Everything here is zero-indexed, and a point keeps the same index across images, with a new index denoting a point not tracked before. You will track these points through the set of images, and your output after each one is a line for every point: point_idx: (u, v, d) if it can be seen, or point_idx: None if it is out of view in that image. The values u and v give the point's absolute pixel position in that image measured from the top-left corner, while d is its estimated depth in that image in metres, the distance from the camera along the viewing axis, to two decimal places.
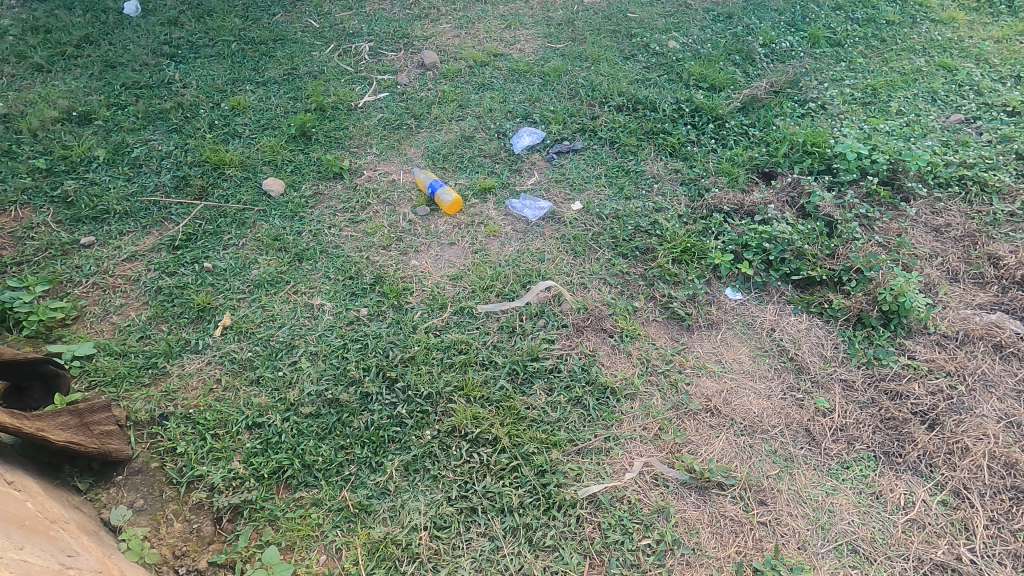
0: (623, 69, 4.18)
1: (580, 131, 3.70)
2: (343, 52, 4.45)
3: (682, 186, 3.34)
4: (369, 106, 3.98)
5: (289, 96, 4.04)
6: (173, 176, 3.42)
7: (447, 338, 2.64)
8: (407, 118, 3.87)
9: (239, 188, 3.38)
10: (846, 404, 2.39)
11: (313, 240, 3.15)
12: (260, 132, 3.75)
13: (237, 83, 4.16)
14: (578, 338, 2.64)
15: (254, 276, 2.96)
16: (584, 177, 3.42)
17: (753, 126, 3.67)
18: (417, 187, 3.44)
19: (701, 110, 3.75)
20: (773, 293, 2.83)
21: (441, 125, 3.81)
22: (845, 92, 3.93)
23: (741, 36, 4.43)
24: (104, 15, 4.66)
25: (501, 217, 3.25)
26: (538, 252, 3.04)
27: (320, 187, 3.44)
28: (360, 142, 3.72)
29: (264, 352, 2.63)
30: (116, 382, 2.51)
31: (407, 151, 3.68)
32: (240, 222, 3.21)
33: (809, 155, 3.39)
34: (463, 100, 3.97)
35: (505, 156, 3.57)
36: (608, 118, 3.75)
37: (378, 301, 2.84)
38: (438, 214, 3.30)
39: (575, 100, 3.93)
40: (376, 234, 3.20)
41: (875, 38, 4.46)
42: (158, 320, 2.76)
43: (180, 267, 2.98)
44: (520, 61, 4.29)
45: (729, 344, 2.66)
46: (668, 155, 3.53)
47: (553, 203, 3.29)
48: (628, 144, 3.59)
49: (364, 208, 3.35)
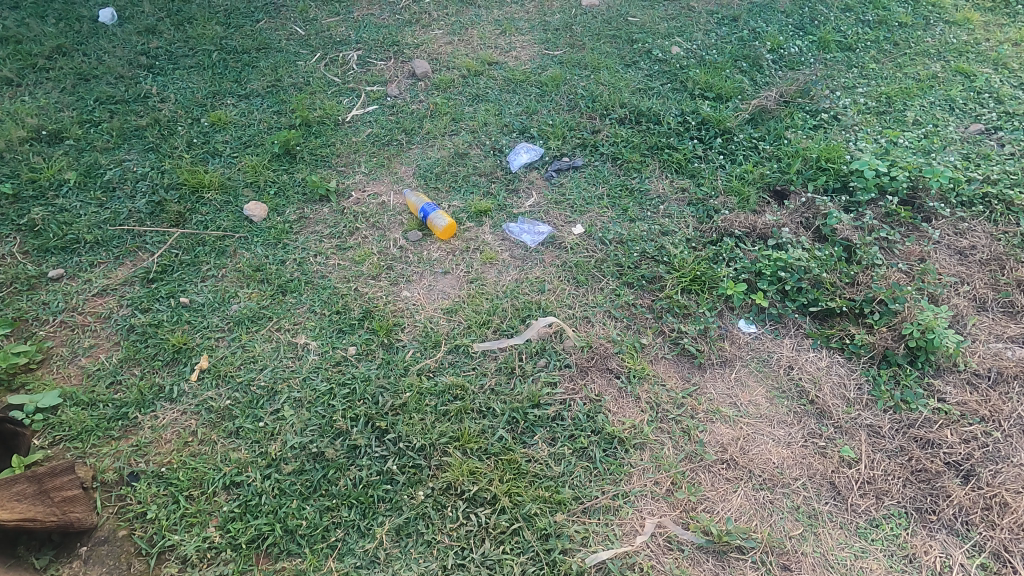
0: (624, 77, 3.97)
1: (581, 147, 3.50)
2: (330, 62, 4.23)
3: (689, 206, 3.15)
4: (358, 120, 3.77)
5: (272, 111, 3.83)
6: (148, 201, 3.21)
7: (441, 382, 2.45)
8: (397, 133, 3.66)
9: (219, 213, 3.18)
10: (873, 453, 2.22)
11: (298, 270, 2.96)
12: (242, 151, 3.54)
13: (218, 96, 3.94)
14: (582, 380, 2.45)
15: (234, 311, 2.76)
16: (586, 197, 3.23)
17: (763, 139, 3.47)
18: (409, 210, 3.25)
19: (707, 122, 3.55)
20: (789, 326, 2.64)
21: (433, 141, 3.61)
22: (858, 101, 3.74)
23: (747, 41, 4.23)
24: (78, 24, 4.42)
25: (498, 243, 3.05)
26: (537, 282, 2.85)
27: (305, 210, 3.24)
28: (348, 160, 3.52)
29: (244, 398, 2.44)
30: (83, 436, 2.31)
31: (398, 169, 3.47)
32: (220, 250, 3.01)
33: (823, 172, 3.20)
34: (457, 113, 3.77)
35: (501, 174, 3.37)
36: (610, 132, 3.55)
37: (367, 339, 2.65)
38: (431, 239, 3.10)
39: (575, 112, 3.73)
40: (365, 262, 3.00)
41: (887, 41, 4.26)
42: (130, 363, 2.56)
43: (154, 303, 2.78)
44: (516, 70, 4.08)
45: (744, 384, 2.48)
46: (674, 172, 3.33)
47: (553, 226, 3.09)
48: (631, 161, 3.39)
49: (352, 233, 3.15)
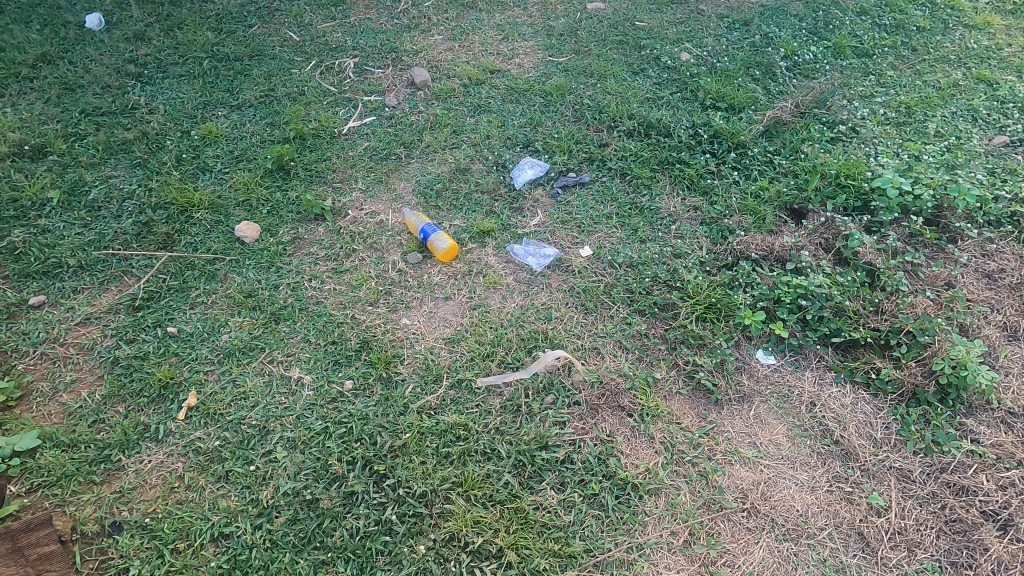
0: (632, 86, 3.82)
1: (587, 161, 3.35)
2: (326, 70, 4.07)
3: (702, 226, 3.00)
4: (354, 132, 3.62)
5: (265, 122, 3.67)
6: (135, 221, 3.06)
7: (443, 421, 2.31)
8: (395, 146, 3.51)
9: (209, 234, 3.03)
10: (903, 500, 2.08)
11: (292, 296, 2.82)
12: (234, 166, 3.39)
13: (209, 107, 3.79)
14: (593, 418, 2.32)
15: (224, 342, 2.62)
16: (593, 216, 3.08)
17: (778, 154, 3.32)
18: (408, 229, 3.10)
19: (720, 135, 3.39)
20: (810, 358, 2.50)
21: (434, 154, 3.46)
22: (877, 111, 3.58)
23: (759, 47, 4.07)
24: (63, 30, 4.26)
25: (502, 266, 2.91)
26: (544, 309, 2.70)
27: (299, 230, 3.10)
28: (345, 176, 3.37)
29: (235, 439, 2.31)
30: (62, 482, 2.18)
31: (396, 185, 3.33)
32: (210, 275, 2.87)
33: (843, 189, 3.05)
34: (458, 125, 3.61)
35: (505, 191, 3.22)
36: (618, 146, 3.39)
37: (364, 372, 2.51)
38: (432, 261, 2.96)
39: (581, 124, 3.58)
40: (362, 287, 2.86)
41: (905, 46, 4.10)
42: (114, 400, 2.43)
43: (140, 333, 2.64)
44: (519, 78, 3.92)
45: (763, 421, 2.34)
46: (685, 189, 3.19)
47: (559, 247, 2.95)
48: (641, 177, 3.24)
49: (349, 255, 3.01)
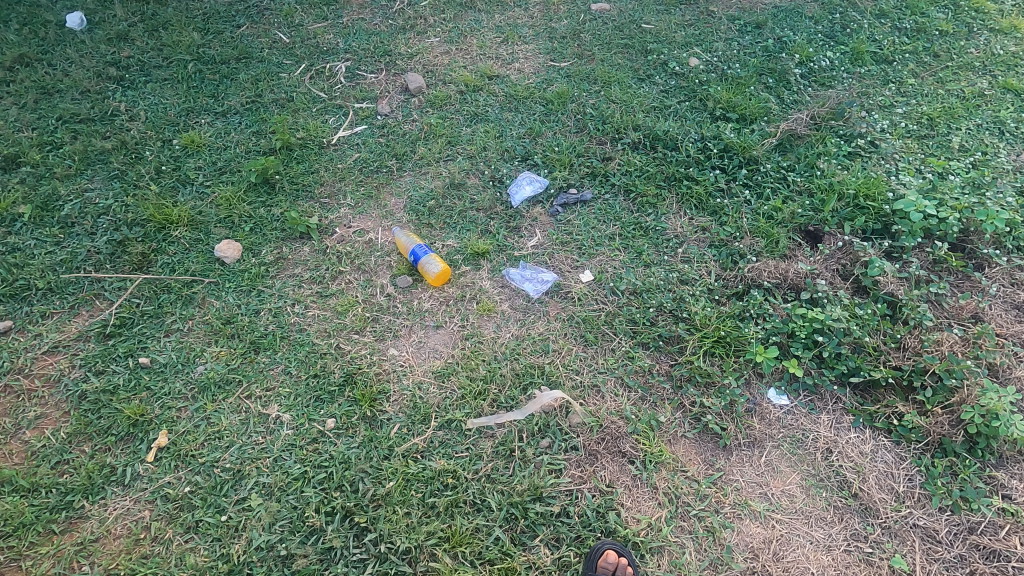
0: (637, 94, 3.62)
1: (589, 176, 3.16)
2: (316, 75, 3.87)
3: (711, 249, 2.82)
4: (344, 142, 3.44)
5: (251, 131, 3.49)
6: (109, 239, 2.89)
7: (430, 467, 2.15)
8: (387, 158, 3.33)
9: (187, 254, 2.87)
10: (928, 564, 1.92)
11: (273, 322, 2.65)
12: (217, 179, 3.22)
13: (193, 114, 3.61)
14: (592, 466, 2.15)
15: (200, 374, 2.46)
16: (595, 237, 2.90)
17: (792, 170, 3.13)
18: (399, 250, 2.92)
19: (731, 148, 3.19)
20: (827, 399, 2.33)
21: (427, 167, 3.28)
22: (897, 124, 3.38)
23: (772, 52, 3.86)
24: (42, 30, 4.07)
25: (497, 291, 2.74)
26: (540, 341, 2.53)
27: (283, 250, 2.93)
28: (333, 190, 3.19)
29: (206, 484, 2.15)
30: (20, 532, 2.03)
31: (387, 201, 3.15)
32: (187, 299, 2.70)
33: (861, 211, 2.86)
34: (453, 135, 3.43)
35: (501, 208, 3.04)
36: (622, 160, 3.20)
37: (348, 410, 2.35)
38: (422, 285, 2.78)
39: (583, 135, 3.38)
40: (348, 313, 2.69)
41: (927, 52, 3.88)
42: (79, 439, 2.27)
43: (110, 364, 2.48)
44: (519, 84, 3.72)
45: (775, 469, 2.17)
46: (693, 208, 3.00)
47: (558, 272, 2.77)
48: (645, 194, 3.06)
49: (335, 277, 2.84)
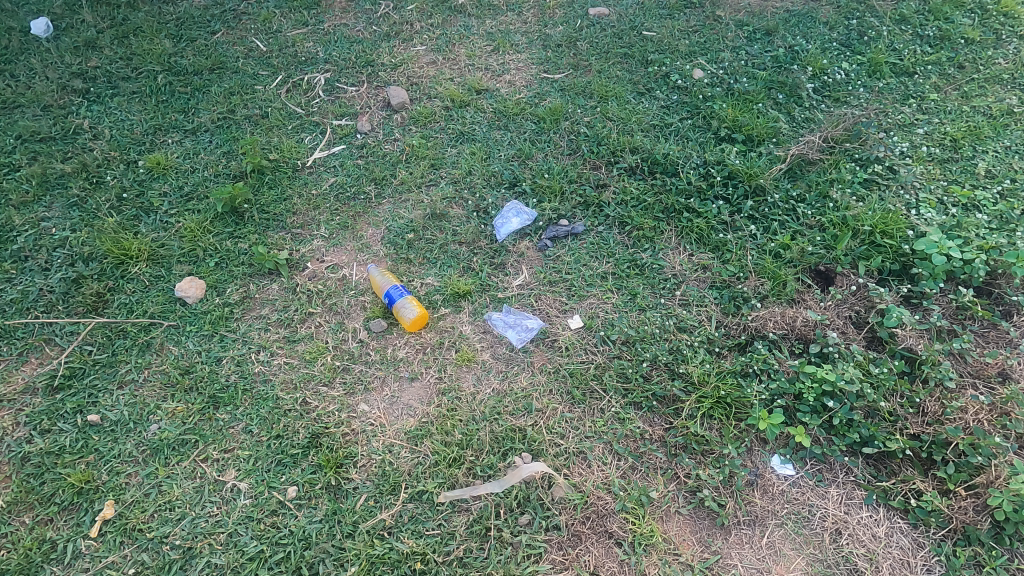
0: (636, 111, 3.36)
1: (582, 206, 2.92)
2: (293, 87, 3.63)
3: (711, 292, 2.59)
4: (321, 164, 3.21)
5: (221, 151, 3.26)
6: (63, 277, 2.69)
7: (398, 548, 1.97)
8: (365, 183, 3.10)
9: (147, 293, 2.67)
10: None
11: (235, 373, 2.46)
12: (183, 207, 3.01)
13: (161, 132, 3.38)
14: (574, 548, 1.96)
15: (153, 434, 2.26)
16: (586, 276, 2.67)
17: (802, 200, 2.87)
18: (374, 289, 2.71)
19: (736, 175, 2.93)
20: (836, 470, 2.11)
21: (407, 194, 3.05)
22: (918, 146, 3.11)
23: (783, 63, 3.58)
24: (5, 37, 3.83)
25: (478, 338, 2.52)
26: (523, 398, 2.32)
27: (250, 288, 2.72)
28: (306, 219, 2.98)
29: (154, 564, 1.98)
30: None
31: (363, 231, 2.93)
32: (144, 345, 2.51)
33: (878, 249, 2.62)
34: (437, 157, 3.19)
35: (485, 242, 2.81)
36: (617, 187, 2.96)
37: (311, 477, 2.16)
38: (398, 329, 2.57)
39: (576, 158, 3.13)
40: (317, 361, 2.49)
41: (951, 63, 3.59)
42: (19, 509, 2.09)
43: (57, 421, 2.29)
44: (509, 99, 3.47)
45: (779, 553, 1.96)
46: (693, 243, 2.76)
47: (545, 316, 2.55)
48: (642, 227, 2.82)
49: (305, 319, 2.63)
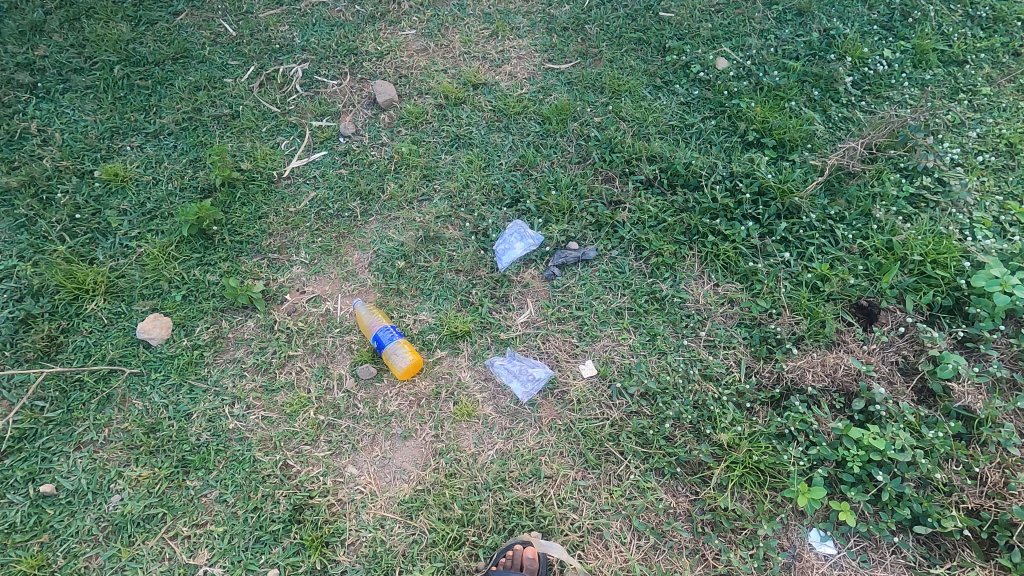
0: (653, 109, 2.97)
1: (594, 225, 2.60)
2: (267, 81, 3.21)
3: (739, 332, 2.32)
4: (299, 175, 2.86)
5: (187, 160, 2.90)
6: (10, 316, 2.38)
7: None
8: (349, 198, 2.76)
9: (106, 334, 2.38)
10: None
11: (207, 430, 2.20)
12: (145, 228, 2.67)
13: (119, 136, 3.00)
14: None
15: (114, 508, 2.02)
16: (599, 312, 2.38)
17: (841, 219, 2.55)
18: (360, 328, 2.41)
19: (767, 190, 2.59)
20: (884, 549, 1.90)
21: (397, 212, 2.72)
22: (969, 152, 2.76)
23: (817, 51, 3.17)
24: None
25: (479, 387, 2.25)
26: (530, 461, 2.07)
27: (222, 327, 2.43)
28: (284, 241, 2.66)
29: None
30: None
31: (349, 256, 2.62)
32: (103, 399, 2.24)
33: (927, 282, 2.32)
34: (429, 166, 2.83)
35: (485, 271, 2.49)
36: (633, 204, 2.62)
37: (294, 559, 1.94)
38: (388, 377, 2.29)
39: (586, 167, 2.78)
40: (299, 416, 2.23)
41: (1006, 49, 3.18)
42: None
43: (5, 493, 2.03)
44: (510, 95, 3.07)
45: None
46: (719, 271, 2.46)
47: (554, 362, 2.27)
48: (661, 252, 2.51)
49: (285, 364, 2.35)
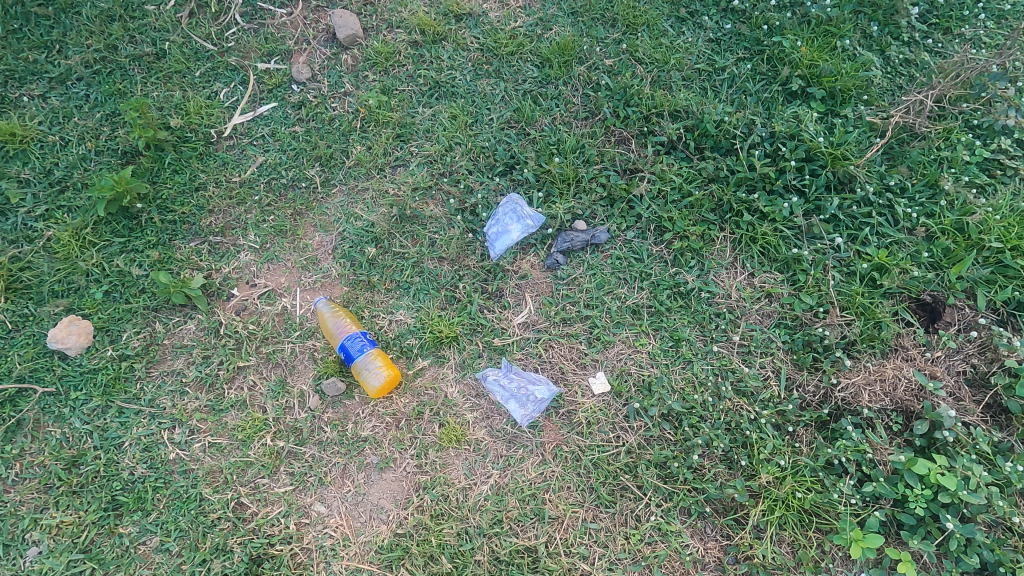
0: (678, 46, 2.41)
1: (605, 200, 2.14)
2: (198, 8, 2.51)
3: (778, 335, 1.94)
4: (245, 135, 2.32)
5: (101, 114, 2.32)
6: None
7: None
8: (305, 164, 2.26)
9: (12, 344, 1.95)
10: None
11: (142, 462, 1.83)
12: (54, 205, 2.17)
13: (14, 81, 2.37)
14: None
15: (32, 564, 1.70)
16: (612, 311, 1.98)
17: (902, 191, 2.11)
18: (324, 332, 1.99)
19: (816, 155, 2.12)
20: None
21: (365, 181, 2.23)
22: None
23: None
24: None
25: (469, 405, 1.89)
26: (532, 499, 1.76)
27: (156, 331, 2.00)
28: (228, 220, 2.18)
29: None
30: None
31: (308, 239, 2.16)
32: (13, 427, 1.85)
33: (1003, 273, 1.94)
34: (404, 123, 2.31)
35: (474, 260, 2.07)
36: (652, 172, 2.15)
37: None
38: (360, 393, 1.91)
39: (595, 125, 2.28)
40: (254, 442, 1.86)
41: None
42: None
43: None
44: (504, 26, 2.45)
45: None
46: (756, 258, 2.05)
47: (558, 374, 1.91)
48: (686, 234, 2.07)
49: (234, 377, 1.95)
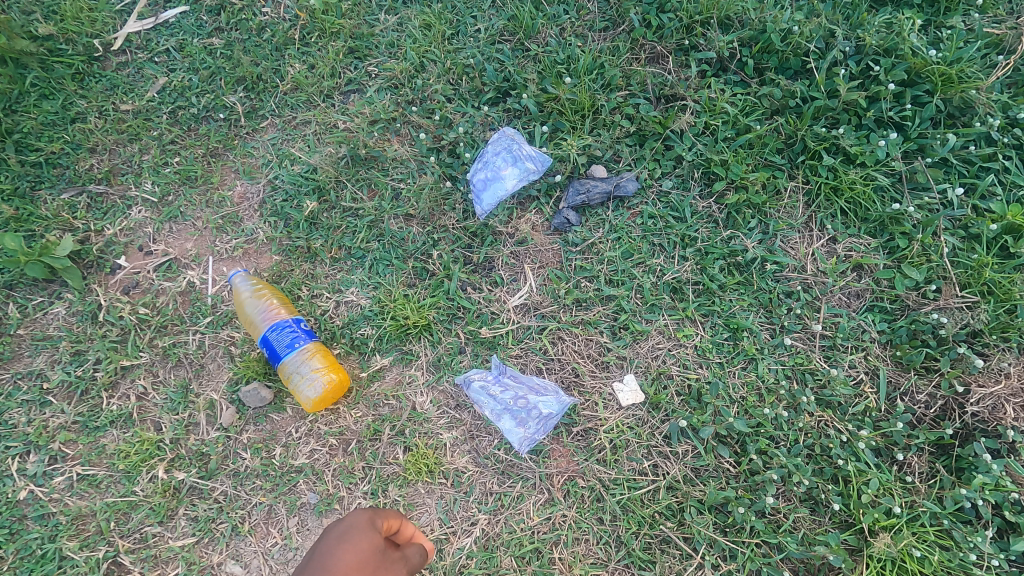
0: None
1: (632, 138, 1.56)
2: None
3: (872, 323, 1.41)
4: (144, 51, 1.68)
5: None
6: None
7: None
8: (223, 88, 1.64)
9: None
10: None
11: None
12: None
13: None
14: None
15: None
16: (645, 290, 1.44)
17: None
18: (241, 317, 1.42)
19: (921, 77, 1.52)
20: None
21: (307, 113, 1.63)
22: None
23: None
24: None
25: (447, 421, 1.37)
26: (538, 557, 1.29)
27: (7, 317, 1.44)
28: (116, 163, 1.59)
29: None
30: None
31: (226, 188, 1.58)
32: None
33: None
34: (361, 33, 1.67)
35: (453, 219, 1.50)
36: (698, 100, 1.55)
37: None
38: (293, 404, 1.37)
39: (617, 39, 1.64)
40: (141, 476, 1.33)
41: None
42: None
43: None
44: None
45: None
46: (838, 218, 1.50)
47: (571, 381, 1.38)
48: (743, 183, 1.50)
49: (117, 381, 1.40)
